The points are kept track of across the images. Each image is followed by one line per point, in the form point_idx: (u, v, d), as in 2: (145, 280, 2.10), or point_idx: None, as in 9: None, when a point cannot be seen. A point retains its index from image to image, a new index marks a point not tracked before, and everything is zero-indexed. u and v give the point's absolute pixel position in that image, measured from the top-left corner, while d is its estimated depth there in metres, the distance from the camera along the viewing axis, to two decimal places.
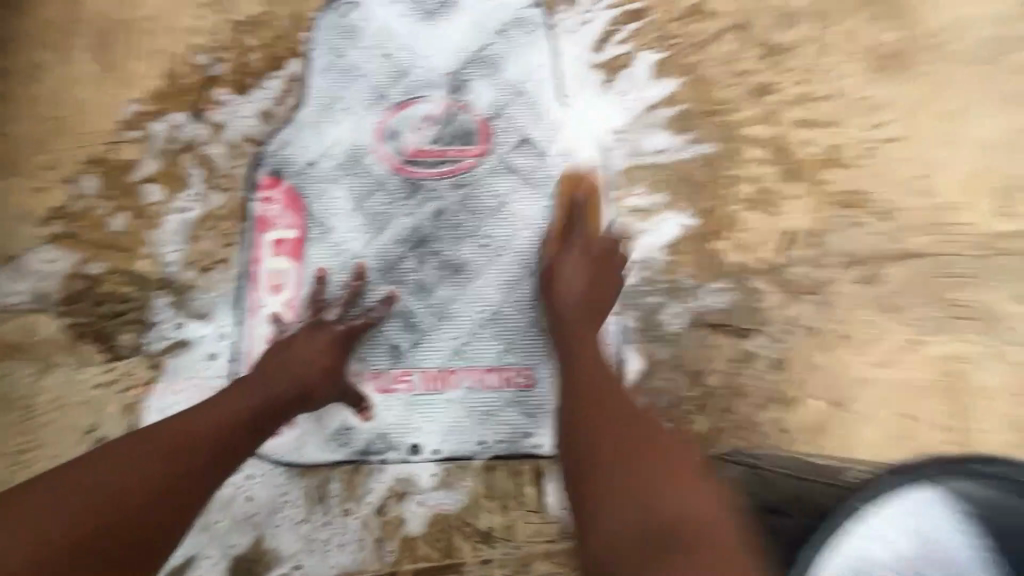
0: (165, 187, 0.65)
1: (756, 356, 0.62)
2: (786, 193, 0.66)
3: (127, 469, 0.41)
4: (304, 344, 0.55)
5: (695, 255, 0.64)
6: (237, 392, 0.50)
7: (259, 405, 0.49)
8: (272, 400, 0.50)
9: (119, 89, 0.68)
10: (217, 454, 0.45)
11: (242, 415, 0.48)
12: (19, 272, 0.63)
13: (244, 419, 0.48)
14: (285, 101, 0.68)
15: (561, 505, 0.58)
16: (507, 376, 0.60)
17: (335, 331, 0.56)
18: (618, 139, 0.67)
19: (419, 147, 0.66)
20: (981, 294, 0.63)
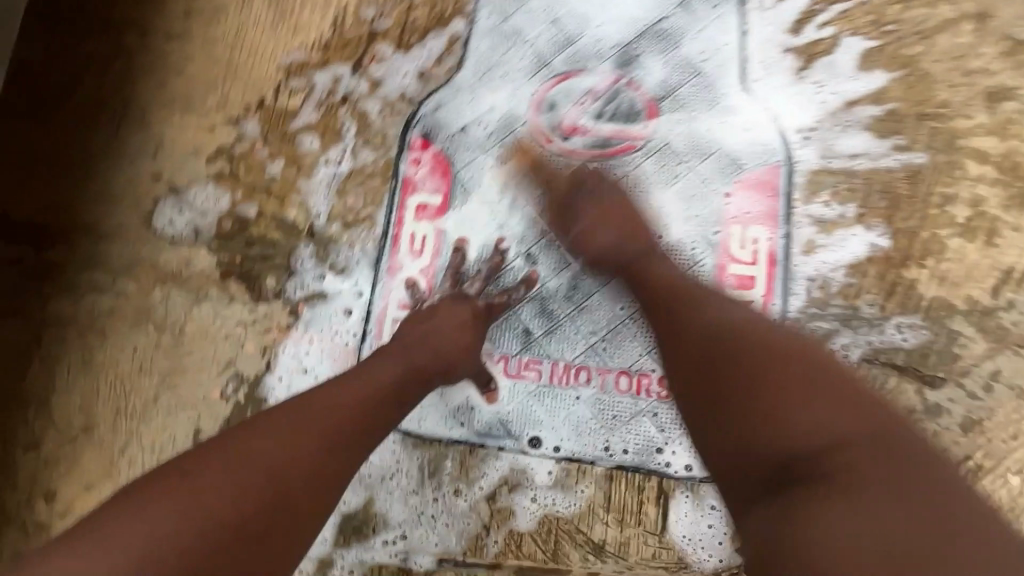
0: (320, 139, 0.66)
1: (943, 411, 0.53)
2: (1010, 223, 0.55)
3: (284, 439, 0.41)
4: (445, 316, 0.54)
5: (883, 282, 0.55)
6: (381, 360, 0.50)
7: (401, 376, 0.49)
8: (411, 371, 0.49)
9: (288, 37, 0.69)
10: (365, 423, 0.45)
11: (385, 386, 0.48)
12: (182, 204, 0.67)
13: (387, 390, 0.47)
14: (444, 61, 0.65)
15: (684, 533, 0.53)
16: (643, 383, 0.56)
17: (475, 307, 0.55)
18: (806, 136, 0.58)
19: (577, 123, 0.61)
20: None
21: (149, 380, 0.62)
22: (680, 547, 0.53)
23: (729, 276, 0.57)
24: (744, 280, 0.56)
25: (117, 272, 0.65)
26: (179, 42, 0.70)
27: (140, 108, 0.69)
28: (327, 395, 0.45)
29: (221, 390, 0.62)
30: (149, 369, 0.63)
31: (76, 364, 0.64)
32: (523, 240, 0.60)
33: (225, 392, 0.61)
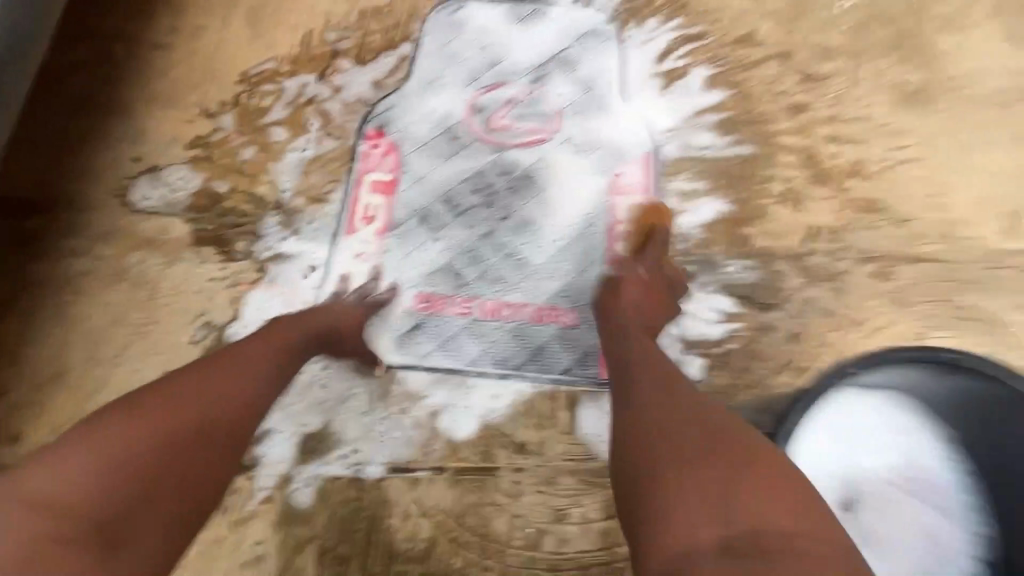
0: (289, 131, 0.79)
1: (774, 327, 0.70)
2: (812, 194, 0.76)
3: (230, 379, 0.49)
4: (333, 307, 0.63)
5: (727, 236, 0.74)
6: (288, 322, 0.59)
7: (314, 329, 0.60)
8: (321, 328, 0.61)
9: (262, 52, 0.83)
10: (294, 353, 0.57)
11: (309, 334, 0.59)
12: (160, 182, 0.76)
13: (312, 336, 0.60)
14: (395, 75, 0.82)
15: (589, 429, 0.66)
16: (555, 315, 0.70)
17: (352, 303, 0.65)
18: (670, 133, 0.78)
19: (502, 121, 0.79)
20: (982, 300, 0.71)
21: (123, 330, 0.69)
22: (586, 441, 0.65)
23: (621, 234, 0.73)
24: (631, 236, 0.73)
25: (95, 239, 0.73)
26: (166, 53, 0.83)
27: (127, 104, 0.80)
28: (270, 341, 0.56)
29: (190, 336, 0.70)
30: (123, 321, 0.70)
31: (51, 318, 0.70)
32: (447, 225, 0.73)
33: (195, 338, 0.69)
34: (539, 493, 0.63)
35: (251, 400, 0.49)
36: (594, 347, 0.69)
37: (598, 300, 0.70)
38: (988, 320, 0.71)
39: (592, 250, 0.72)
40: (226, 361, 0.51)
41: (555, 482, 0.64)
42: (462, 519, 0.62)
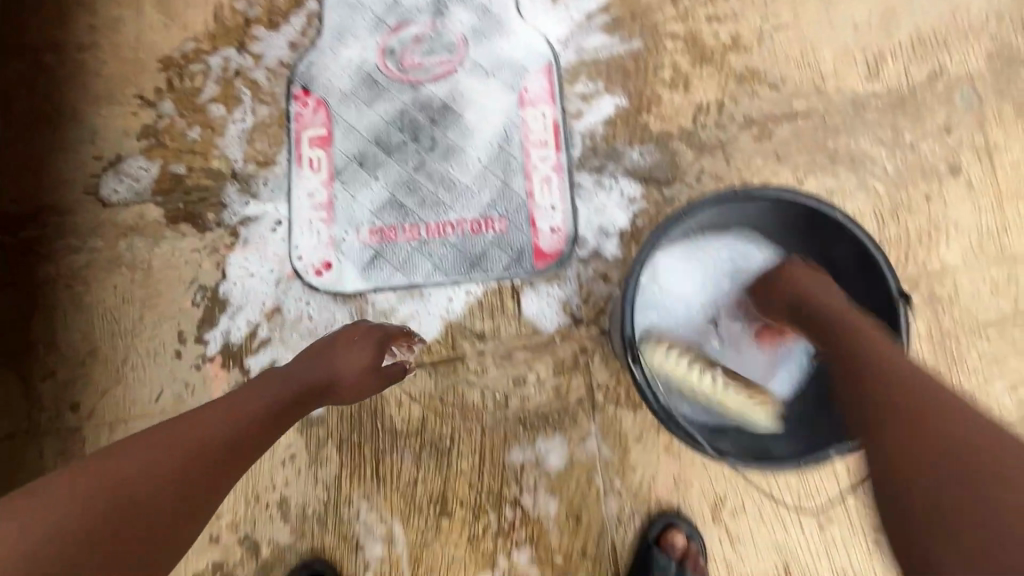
0: (225, 105, 0.87)
1: (675, 199, 0.82)
2: (697, 75, 0.85)
3: (207, 425, 0.53)
4: (330, 345, 0.68)
5: (627, 127, 0.84)
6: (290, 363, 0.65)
7: (305, 375, 0.64)
8: (318, 372, 0.65)
9: (180, 33, 0.89)
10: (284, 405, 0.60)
11: (299, 382, 0.63)
12: (125, 175, 0.86)
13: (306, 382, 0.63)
14: (307, 32, 0.88)
15: (532, 311, 0.80)
16: (489, 224, 0.82)
17: (363, 326, 0.72)
18: (566, 42, 0.86)
19: (414, 59, 0.86)
20: (849, 141, 0.83)
21: (134, 307, 0.82)
22: (532, 321, 0.80)
23: (535, 143, 0.83)
24: (544, 143, 0.83)
25: (85, 235, 0.84)
26: (93, 53, 0.89)
27: (74, 109, 0.87)
28: (259, 391, 0.59)
29: (190, 301, 0.82)
30: (131, 299, 0.83)
31: (70, 308, 0.82)
32: (384, 164, 0.84)
33: (194, 301, 0.82)
34: (501, 366, 0.79)
35: (224, 455, 0.52)
36: (526, 245, 0.81)
37: (524, 205, 0.82)
38: (856, 158, 0.83)
39: (512, 162, 0.83)
40: (217, 417, 0.54)
41: (512, 355, 0.80)
42: (444, 397, 0.79)
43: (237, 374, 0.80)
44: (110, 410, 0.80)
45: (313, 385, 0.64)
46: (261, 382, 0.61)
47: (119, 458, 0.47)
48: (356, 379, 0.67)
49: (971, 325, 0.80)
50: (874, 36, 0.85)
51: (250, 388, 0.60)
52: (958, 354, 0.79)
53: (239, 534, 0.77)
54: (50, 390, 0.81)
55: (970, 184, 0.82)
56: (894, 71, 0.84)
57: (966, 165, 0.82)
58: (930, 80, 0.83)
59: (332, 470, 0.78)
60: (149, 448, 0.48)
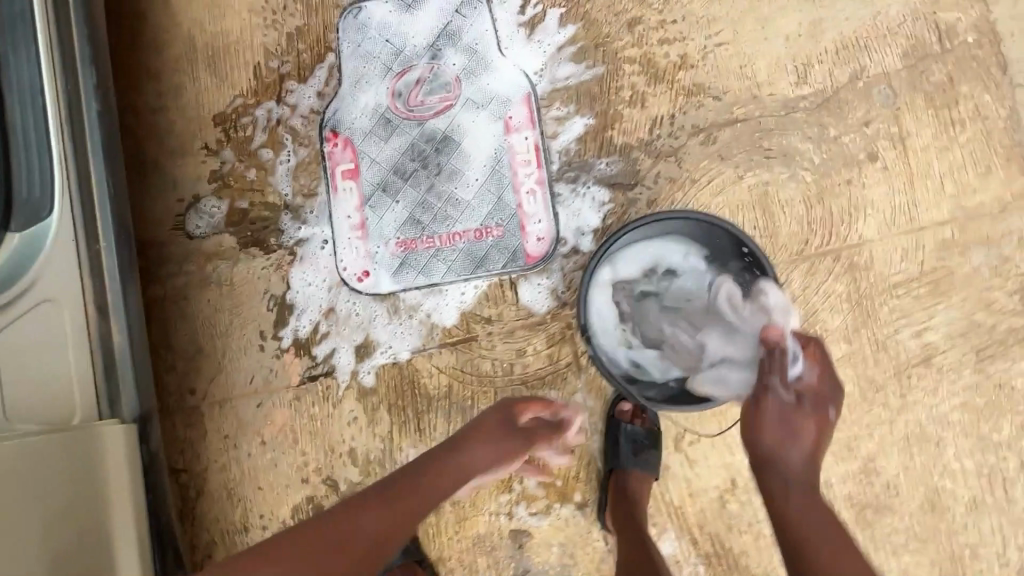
0: (272, 149, 1.08)
1: (637, 199, 1.01)
2: (652, 92, 1.01)
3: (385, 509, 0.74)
4: (480, 433, 0.88)
5: (595, 142, 1.02)
6: (454, 449, 0.85)
7: (463, 459, 0.84)
8: (467, 456, 0.85)
9: (230, 91, 1.10)
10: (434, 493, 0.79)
11: (462, 464, 0.84)
12: (203, 212, 1.09)
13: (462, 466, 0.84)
14: (330, 82, 1.08)
15: (527, 297, 1.02)
16: (489, 231, 1.03)
17: (503, 409, 0.92)
18: (541, 73, 1.03)
19: (418, 98, 1.05)
20: (781, 140, 0.99)
21: (225, 314, 1.08)
22: (527, 305, 1.03)
23: (521, 162, 1.03)
24: (528, 162, 1.03)
25: (181, 262, 1.09)
26: (164, 114, 1.11)
27: (156, 161, 1.10)
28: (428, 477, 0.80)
29: (266, 307, 1.07)
30: (222, 308, 1.08)
31: (179, 319, 1.09)
32: (402, 189, 1.05)
33: (269, 307, 1.07)
34: (505, 341, 1.03)
35: (359, 534, 0.70)
36: (520, 246, 1.02)
37: (515, 214, 1.03)
38: (787, 154, 0.99)
39: (504, 179, 1.03)
40: (374, 499, 0.75)
41: (513, 333, 1.03)
42: (464, 368, 1.03)
43: (308, 360, 1.06)
44: (219, 392, 1.08)
45: (480, 450, 0.86)
46: (442, 464, 0.83)
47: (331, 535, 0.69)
48: (494, 457, 0.87)
49: (884, 286, 0.98)
50: (803, 45, 0.99)
51: (405, 471, 0.81)
52: (872, 310, 0.98)
53: (324, 475, 1.06)
54: (173, 380, 1.08)
55: (885, 168, 0.99)
56: (821, 75, 0.99)
57: (882, 152, 0.98)
58: (852, 80, 0.98)
59: (385, 427, 1.05)
60: (319, 528, 0.70)
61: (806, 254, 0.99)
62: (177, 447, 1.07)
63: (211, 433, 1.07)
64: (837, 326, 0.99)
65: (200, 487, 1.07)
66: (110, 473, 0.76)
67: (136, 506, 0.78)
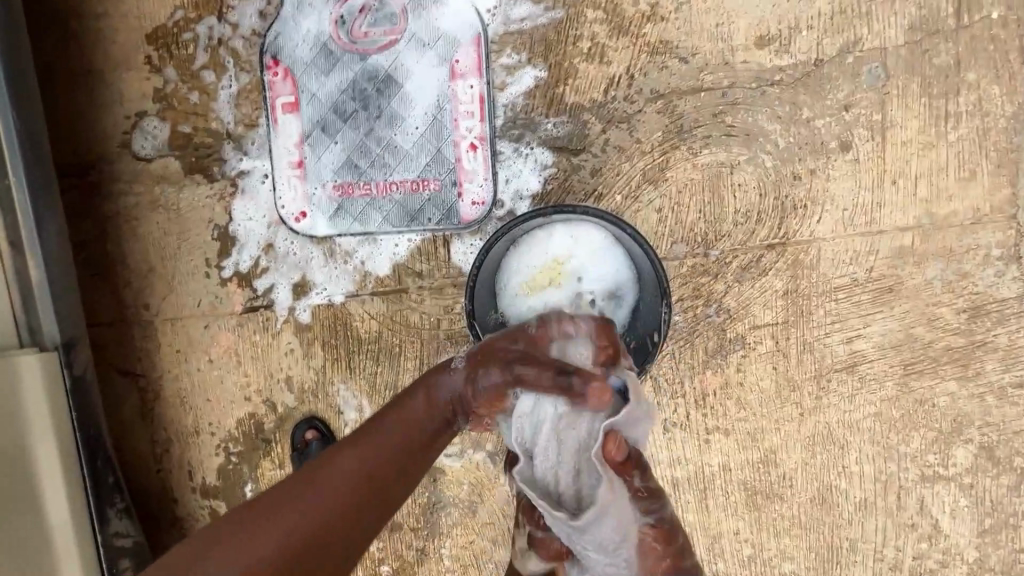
0: (214, 72, 1.04)
1: (582, 167, 0.95)
2: (613, 46, 0.91)
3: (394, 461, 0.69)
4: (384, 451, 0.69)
5: (544, 98, 0.94)
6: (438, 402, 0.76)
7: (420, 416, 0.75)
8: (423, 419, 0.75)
9: (171, 1, 1.03)
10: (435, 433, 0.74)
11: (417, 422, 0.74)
12: (149, 133, 1.08)
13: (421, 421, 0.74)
14: (272, 1, 1.00)
15: (458, 257, 1.02)
16: (425, 184, 1.00)
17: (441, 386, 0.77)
18: (495, 11, 0.93)
19: (362, 30, 0.97)
20: (746, 116, 0.90)
21: (174, 237, 1.11)
22: (457, 265, 1.02)
23: (463, 112, 0.96)
24: (470, 113, 0.96)
25: (131, 182, 1.10)
26: (107, 22, 1.06)
27: (101, 74, 1.07)
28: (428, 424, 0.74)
29: (211, 236, 1.10)
30: (171, 232, 1.11)
31: (130, 237, 1.12)
32: (341, 129, 1.01)
33: (213, 236, 1.10)
34: (434, 297, 1.04)
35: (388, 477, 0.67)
36: (454, 204, 1.00)
37: (453, 169, 0.99)
38: (750, 133, 0.90)
39: (444, 131, 0.98)
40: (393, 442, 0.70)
41: (442, 290, 1.04)
42: (394, 317, 1.06)
43: (249, 292, 1.11)
44: (170, 311, 1.14)
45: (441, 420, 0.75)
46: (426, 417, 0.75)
47: (310, 494, 0.62)
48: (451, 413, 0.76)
49: (824, 288, 0.93)
50: (793, 6, 0.87)
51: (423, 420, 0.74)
52: (808, 311, 0.94)
53: (264, 397, 1.15)
54: (128, 295, 1.14)
55: (857, 160, 0.89)
56: (806, 44, 0.87)
57: (857, 142, 0.89)
58: (840, 54, 0.87)
59: (319, 361, 1.11)
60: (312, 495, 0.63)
61: (750, 245, 0.94)
62: (134, 355, 1.16)
63: (163, 347, 1.16)
64: (766, 323, 0.95)
65: (155, 393, 1.17)
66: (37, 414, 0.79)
67: (61, 445, 0.81)
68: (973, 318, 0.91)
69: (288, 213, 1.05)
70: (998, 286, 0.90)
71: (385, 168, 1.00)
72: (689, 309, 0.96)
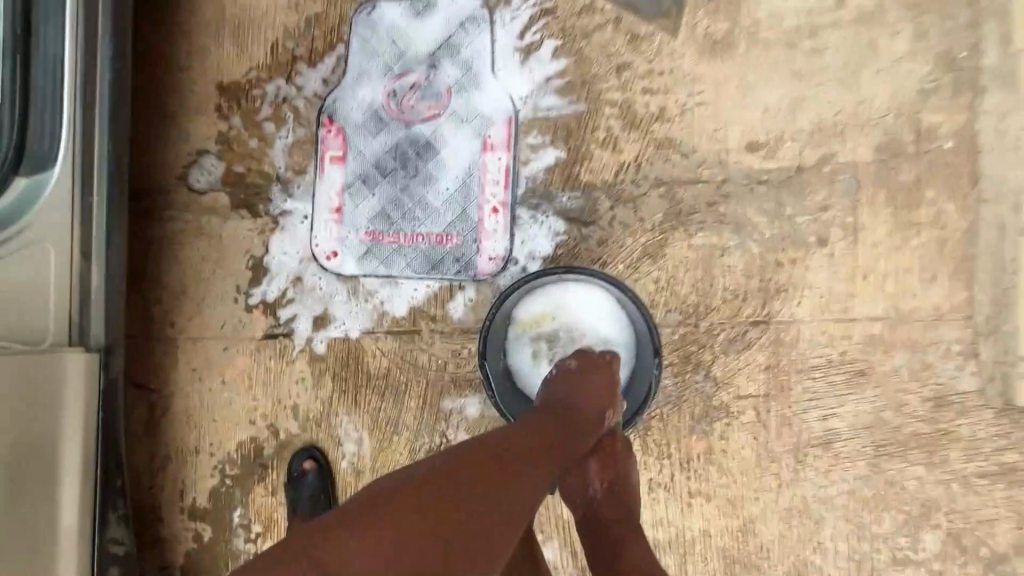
0: (274, 123, 1.18)
1: (590, 237, 1.07)
2: (625, 137, 1.06)
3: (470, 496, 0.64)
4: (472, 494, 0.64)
5: (562, 174, 1.08)
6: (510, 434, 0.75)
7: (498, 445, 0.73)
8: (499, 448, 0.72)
9: (247, 63, 1.19)
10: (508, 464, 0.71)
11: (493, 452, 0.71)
12: (206, 169, 1.21)
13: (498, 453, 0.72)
14: (335, 72, 1.16)
15: (471, 306, 1.11)
16: (449, 238, 1.11)
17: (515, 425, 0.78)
18: (526, 99, 1.09)
19: (410, 102, 1.12)
20: (736, 208, 1.03)
21: (211, 263, 1.21)
22: (469, 313, 1.11)
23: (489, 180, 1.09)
24: (495, 181, 1.09)
25: (181, 210, 1.21)
26: (187, 73, 1.21)
27: (174, 115, 1.22)
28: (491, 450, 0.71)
29: (245, 265, 1.20)
30: (209, 257, 1.21)
31: (171, 259, 1.22)
32: (380, 183, 1.13)
33: (247, 265, 1.19)
34: (444, 341, 1.12)
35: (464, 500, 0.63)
36: (473, 258, 1.11)
37: (475, 227, 1.10)
38: (740, 222, 1.03)
39: (472, 193, 1.10)
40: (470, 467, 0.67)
41: (452, 335, 1.12)
42: (404, 356, 1.14)
43: (272, 320, 1.19)
44: (193, 330, 1.22)
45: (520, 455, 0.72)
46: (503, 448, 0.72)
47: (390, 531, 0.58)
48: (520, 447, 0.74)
49: (802, 366, 1.02)
50: (779, 121, 1.02)
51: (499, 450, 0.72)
52: (787, 387, 1.02)
53: (268, 421, 1.19)
54: (157, 311, 1.22)
55: (832, 255, 1.01)
56: (790, 152, 1.02)
57: (833, 239, 1.01)
58: (819, 163, 1.01)
59: (327, 392, 1.17)
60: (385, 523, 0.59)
61: (736, 321, 1.03)
62: (152, 369, 1.22)
63: (180, 364, 1.22)
64: (750, 394, 1.03)
65: (164, 408, 1.22)
66: (66, 411, 0.84)
67: (83, 448, 0.86)
68: (936, 407, 0.99)
69: (321, 252, 1.16)
70: (959, 380, 0.99)
71: (415, 221, 1.12)
72: (679, 375, 1.04)
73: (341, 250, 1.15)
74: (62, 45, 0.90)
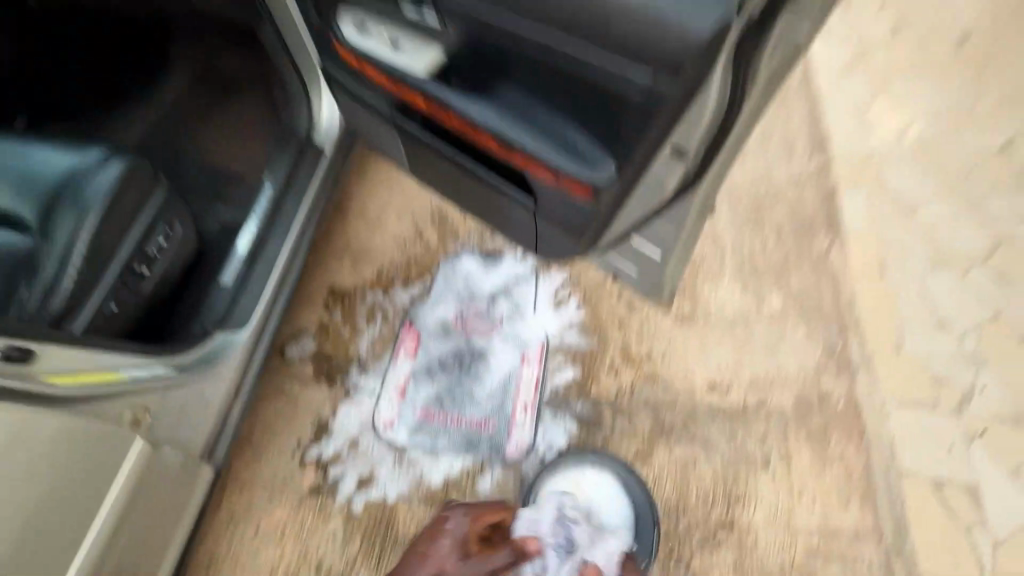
0: (366, 320, 1.59)
1: (595, 438, 1.41)
2: (624, 369, 1.49)
3: None
4: None
5: (577, 389, 1.47)
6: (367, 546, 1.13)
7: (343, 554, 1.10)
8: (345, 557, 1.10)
9: (356, 277, 1.66)
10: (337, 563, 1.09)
11: None
12: (301, 344, 1.56)
13: None
14: (421, 293, 1.63)
15: (496, 483, 1.36)
16: (486, 424, 1.43)
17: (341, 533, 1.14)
18: (555, 332, 1.54)
19: (472, 322, 1.57)
20: (702, 430, 1.41)
21: (281, 418, 1.45)
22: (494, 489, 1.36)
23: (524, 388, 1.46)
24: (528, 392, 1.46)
25: (270, 372, 1.51)
26: (307, 276, 1.65)
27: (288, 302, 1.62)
28: None
29: (310, 424, 1.44)
30: (281, 414, 1.46)
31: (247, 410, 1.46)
32: (440, 375, 1.49)
33: (312, 424, 1.44)
34: None
35: None
36: (503, 443, 1.40)
37: (508, 418, 1.43)
38: (705, 441, 1.40)
39: (509, 392, 1.46)
40: None
41: None
42: None
43: (321, 475, 1.38)
44: (245, 476, 1.39)
45: None
46: None
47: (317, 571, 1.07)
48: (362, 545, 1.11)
49: (758, 567, 1.28)
50: (728, 372, 1.47)
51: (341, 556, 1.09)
52: None
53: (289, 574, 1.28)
54: None
55: (773, 475, 1.36)
56: (738, 394, 1.45)
57: (772, 463, 1.37)
58: (758, 406, 1.43)
59: (354, 550, 1.31)
60: None
61: (705, 521, 1.32)
62: None
63: (222, 507, 1.35)
64: None
65: (191, 549, 1.30)
66: None
67: None
68: None
69: (380, 421, 1.44)
70: None
71: (462, 407, 1.45)
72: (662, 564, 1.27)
73: (397, 422, 1.43)
74: (267, 249, 1.25)
